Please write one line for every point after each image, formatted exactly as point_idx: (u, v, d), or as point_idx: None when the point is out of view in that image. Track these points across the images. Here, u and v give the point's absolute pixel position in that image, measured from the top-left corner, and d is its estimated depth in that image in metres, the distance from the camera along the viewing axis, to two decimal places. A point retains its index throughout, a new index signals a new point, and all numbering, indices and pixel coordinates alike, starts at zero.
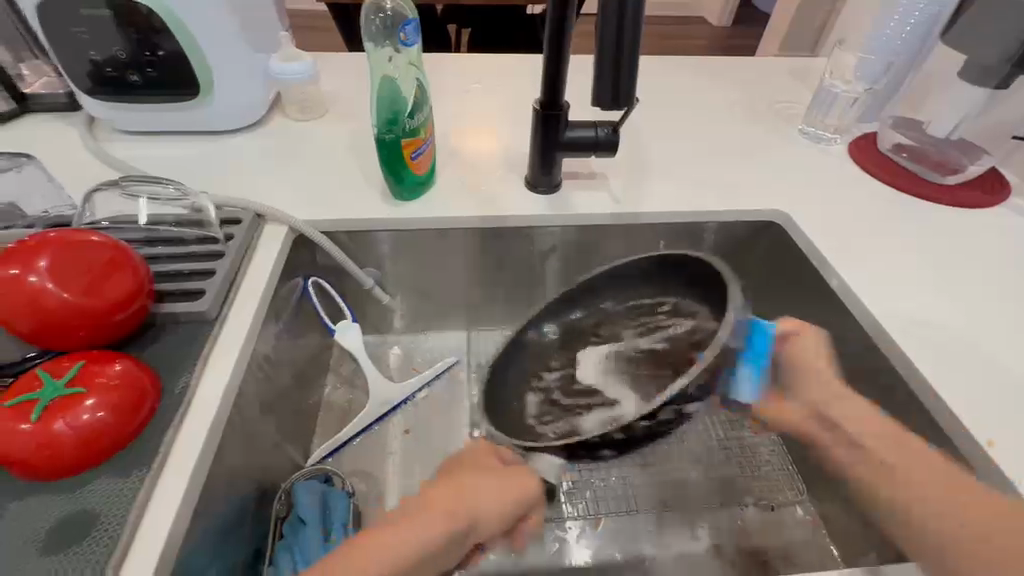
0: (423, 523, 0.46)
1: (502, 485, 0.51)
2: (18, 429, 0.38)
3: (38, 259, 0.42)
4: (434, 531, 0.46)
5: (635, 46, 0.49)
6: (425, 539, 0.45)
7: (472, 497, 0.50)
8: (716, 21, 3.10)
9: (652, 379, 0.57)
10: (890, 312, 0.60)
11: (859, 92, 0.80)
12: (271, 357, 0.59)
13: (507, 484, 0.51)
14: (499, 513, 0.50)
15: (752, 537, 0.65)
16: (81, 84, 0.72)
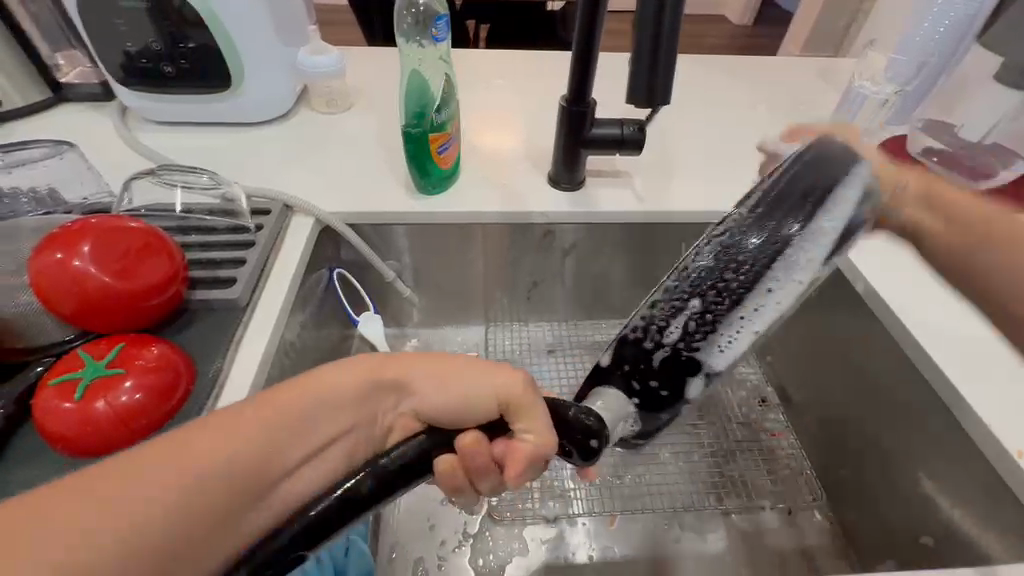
0: (347, 381, 0.38)
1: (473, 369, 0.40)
2: (62, 407, 0.39)
3: (81, 243, 0.44)
4: (344, 379, 0.37)
5: (671, 40, 0.49)
6: (330, 389, 0.37)
7: (448, 381, 0.39)
8: (738, 20, 3.06)
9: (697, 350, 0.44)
10: (912, 313, 0.59)
11: (889, 94, 0.79)
12: (296, 345, 0.60)
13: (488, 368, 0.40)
14: (457, 404, 0.39)
15: (768, 538, 0.65)
16: (117, 75, 0.73)
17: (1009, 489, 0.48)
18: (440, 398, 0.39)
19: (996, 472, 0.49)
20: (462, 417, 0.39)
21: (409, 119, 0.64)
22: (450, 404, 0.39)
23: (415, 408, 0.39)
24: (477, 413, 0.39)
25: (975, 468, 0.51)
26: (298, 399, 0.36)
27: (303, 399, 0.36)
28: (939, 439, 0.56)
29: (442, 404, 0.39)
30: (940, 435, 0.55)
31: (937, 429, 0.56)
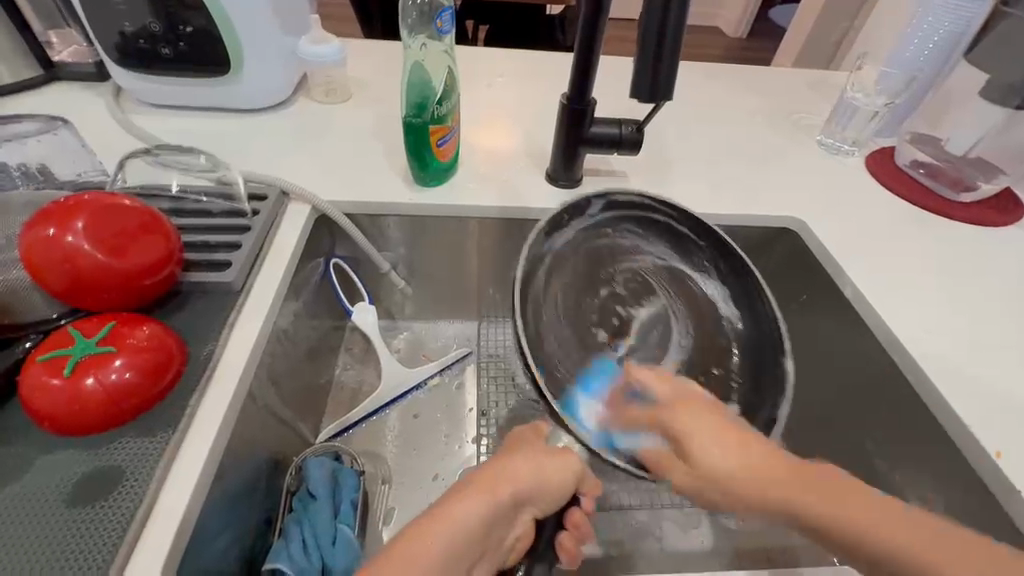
0: (461, 504, 0.39)
1: (545, 457, 0.45)
2: (49, 383, 0.39)
3: (74, 220, 0.43)
4: (472, 505, 0.39)
5: (675, 41, 0.50)
6: (467, 513, 0.38)
7: (518, 480, 0.42)
8: (732, 32, 3.12)
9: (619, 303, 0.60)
10: (897, 318, 0.61)
11: (878, 106, 0.81)
12: (289, 332, 0.60)
13: (546, 454, 0.45)
14: (548, 491, 0.44)
15: (753, 536, 0.66)
16: (112, 55, 0.72)
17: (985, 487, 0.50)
18: (537, 494, 0.43)
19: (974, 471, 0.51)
20: (554, 500, 0.45)
21: (411, 110, 0.64)
22: (532, 485, 0.43)
23: (529, 516, 0.44)
24: (557, 497, 0.45)
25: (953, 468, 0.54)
26: (437, 524, 0.37)
27: (440, 523, 0.37)
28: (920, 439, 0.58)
29: (541, 500, 0.44)
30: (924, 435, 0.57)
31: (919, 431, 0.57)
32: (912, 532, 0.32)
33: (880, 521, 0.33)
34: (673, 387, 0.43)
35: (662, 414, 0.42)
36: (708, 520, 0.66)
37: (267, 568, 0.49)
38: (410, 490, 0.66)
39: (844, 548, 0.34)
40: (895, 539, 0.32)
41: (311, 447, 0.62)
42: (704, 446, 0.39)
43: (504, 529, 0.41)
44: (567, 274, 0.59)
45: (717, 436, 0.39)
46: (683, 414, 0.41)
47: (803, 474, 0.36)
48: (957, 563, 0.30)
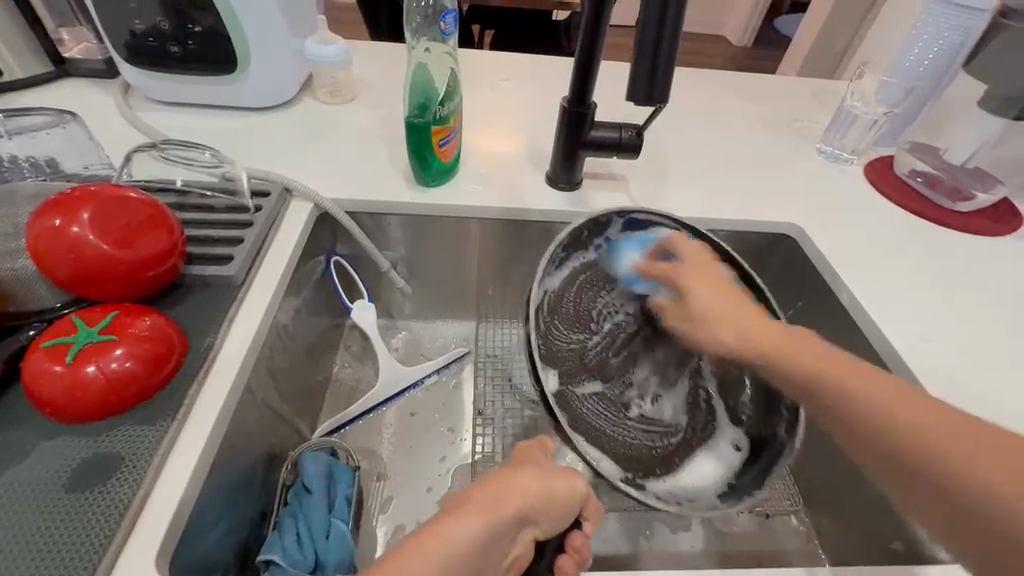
0: (462, 521, 0.39)
1: (552, 476, 0.46)
2: (51, 370, 0.39)
3: (81, 211, 0.44)
4: (471, 520, 0.39)
5: (673, 45, 0.50)
6: (463, 531, 0.38)
7: (523, 493, 0.43)
8: (737, 41, 3.13)
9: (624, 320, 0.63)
10: (891, 325, 0.61)
11: (877, 115, 0.82)
12: (289, 328, 0.61)
13: (554, 473, 0.47)
14: (553, 509, 0.45)
15: (747, 541, 0.66)
16: (122, 53, 0.74)
17: None
18: (541, 512, 0.44)
19: None
20: (556, 520, 0.45)
21: (413, 110, 0.65)
22: (536, 500, 0.44)
23: (530, 536, 0.44)
24: (559, 517, 0.45)
25: None
26: (433, 547, 0.37)
27: (437, 544, 0.37)
28: None
29: (544, 517, 0.44)
30: None
31: None
32: (898, 398, 0.41)
33: (878, 389, 0.42)
34: (693, 254, 0.56)
35: (676, 275, 0.55)
36: (701, 524, 0.66)
37: (261, 560, 0.50)
38: (406, 487, 0.66)
39: (834, 412, 0.43)
40: (897, 413, 0.40)
41: (308, 442, 0.63)
42: (706, 308, 0.51)
43: (501, 548, 0.41)
44: (574, 285, 0.62)
45: (717, 302, 0.51)
46: (693, 272, 0.54)
47: (798, 345, 0.46)
48: (955, 436, 0.38)
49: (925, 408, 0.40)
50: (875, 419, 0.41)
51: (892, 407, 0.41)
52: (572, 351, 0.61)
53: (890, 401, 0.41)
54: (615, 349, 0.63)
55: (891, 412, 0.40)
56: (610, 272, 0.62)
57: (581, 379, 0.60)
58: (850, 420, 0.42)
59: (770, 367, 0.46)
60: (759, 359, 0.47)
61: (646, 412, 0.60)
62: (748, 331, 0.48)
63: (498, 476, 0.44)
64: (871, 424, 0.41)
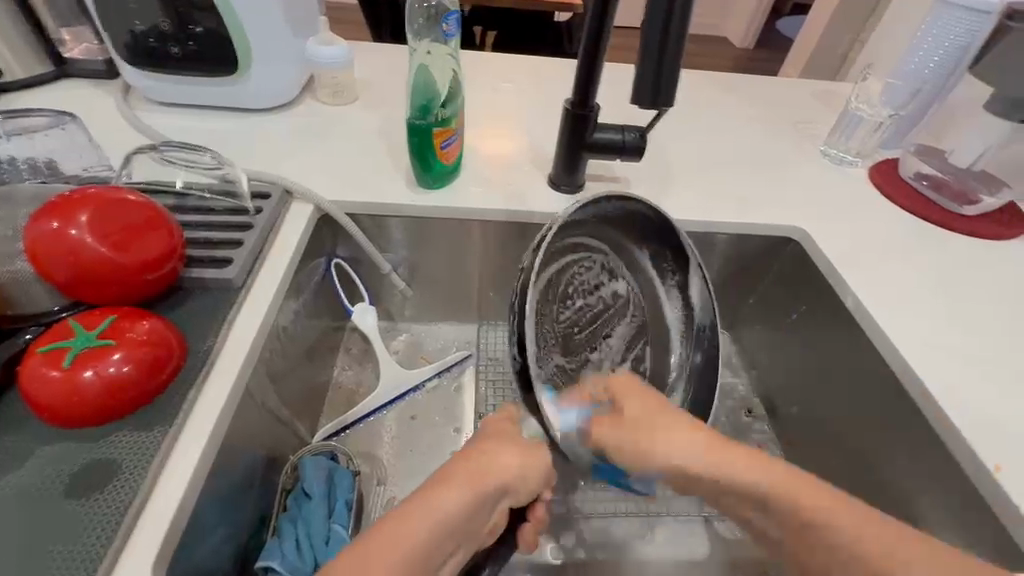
0: (444, 491, 0.39)
1: (526, 452, 0.45)
2: (48, 375, 0.39)
3: (79, 213, 0.43)
4: (458, 494, 0.39)
5: (678, 45, 0.50)
6: (449, 503, 0.38)
7: (499, 470, 0.42)
8: (738, 42, 3.13)
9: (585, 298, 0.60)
10: (895, 329, 0.61)
11: (883, 118, 0.81)
12: (290, 331, 0.60)
13: (527, 447, 0.46)
14: (527, 484, 0.45)
15: (750, 546, 0.65)
16: (123, 53, 0.73)
17: (984, 501, 0.50)
18: (515, 487, 0.44)
19: (973, 485, 0.51)
20: (528, 492, 0.45)
21: (414, 111, 0.64)
22: (512, 478, 0.43)
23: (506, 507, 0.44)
24: (531, 489, 0.45)
25: (952, 482, 0.53)
26: (422, 516, 0.37)
27: (426, 515, 0.37)
28: (919, 452, 0.57)
29: (518, 493, 0.44)
30: (922, 449, 0.56)
31: (918, 445, 0.57)
32: (780, 479, 0.38)
33: (784, 486, 0.38)
34: (643, 401, 0.46)
35: (607, 393, 0.48)
36: (704, 529, 0.66)
37: (261, 566, 0.49)
38: (406, 492, 0.66)
39: (783, 526, 0.38)
40: (834, 520, 0.36)
41: (308, 446, 0.62)
42: (631, 421, 0.45)
43: (479, 522, 0.41)
44: (551, 253, 0.54)
45: (650, 417, 0.44)
46: (627, 394, 0.47)
47: (728, 451, 0.40)
48: (819, 505, 0.37)
49: (852, 512, 0.36)
50: (810, 524, 0.37)
51: (833, 526, 0.36)
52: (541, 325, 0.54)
53: (773, 484, 0.38)
54: (579, 329, 0.59)
55: (796, 509, 0.37)
56: (587, 241, 0.58)
57: (548, 354, 0.54)
58: (784, 513, 0.38)
59: (695, 481, 0.41)
60: (692, 481, 0.41)
61: None
62: (702, 451, 0.41)
63: (473, 452, 0.43)
64: (789, 526, 0.37)
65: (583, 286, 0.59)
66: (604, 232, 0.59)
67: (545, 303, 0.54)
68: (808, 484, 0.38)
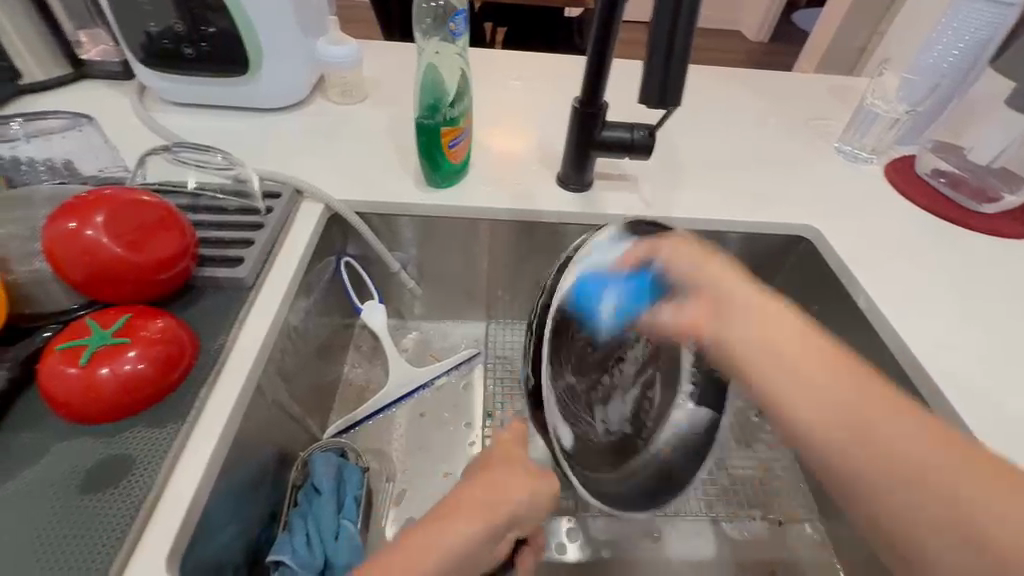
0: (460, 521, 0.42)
1: (538, 479, 0.48)
2: (66, 372, 0.40)
3: (95, 214, 0.44)
4: (465, 532, 0.41)
5: (687, 41, 0.49)
6: (463, 531, 0.41)
7: (511, 494, 0.45)
8: (753, 36, 3.08)
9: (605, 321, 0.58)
10: (910, 328, 0.60)
11: (899, 114, 0.80)
12: (300, 329, 0.61)
13: (540, 474, 0.49)
14: (535, 511, 0.47)
15: (759, 548, 0.65)
16: (137, 54, 0.74)
17: None
18: (523, 513, 0.46)
19: None
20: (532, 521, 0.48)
21: (423, 110, 0.65)
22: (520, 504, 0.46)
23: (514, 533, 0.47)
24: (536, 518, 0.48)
25: None
26: (437, 545, 0.40)
27: (441, 543, 0.40)
28: None
29: (524, 522, 0.46)
30: None
31: None
32: (918, 430, 0.38)
33: (949, 448, 0.37)
34: (744, 288, 0.46)
35: (688, 274, 0.48)
36: (712, 530, 0.65)
37: (271, 560, 0.50)
38: (414, 489, 0.66)
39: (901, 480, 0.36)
40: (921, 451, 0.37)
41: (318, 443, 0.63)
42: (741, 336, 0.44)
43: (483, 557, 0.43)
44: (574, 278, 0.52)
45: (766, 331, 0.43)
46: (724, 299, 0.46)
47: (875, 406, 0.39)
48: (934, 455, 0.37)
49: (955, 454, 0.37)
50: (904, 453, 0.37)
51: (916, 454, 0.37)
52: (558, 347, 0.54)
53: (929, 438, 0.37)
54: (592, 351, 0.58)
55: (932, 459, 0.37)
56: None
57: (560, 375, 0.54)
58: (892, 459, 0.37)
59: (819, 417, 0.39)
60: (839, 437, 0.39)
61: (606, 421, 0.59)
62: (839, 410, 0.39)
63: (487, 475, 0.46)
64: (906, 470, 0.37)
65: None
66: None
67: (562, 327, 0.54)
68: (903, 417, 0.38)
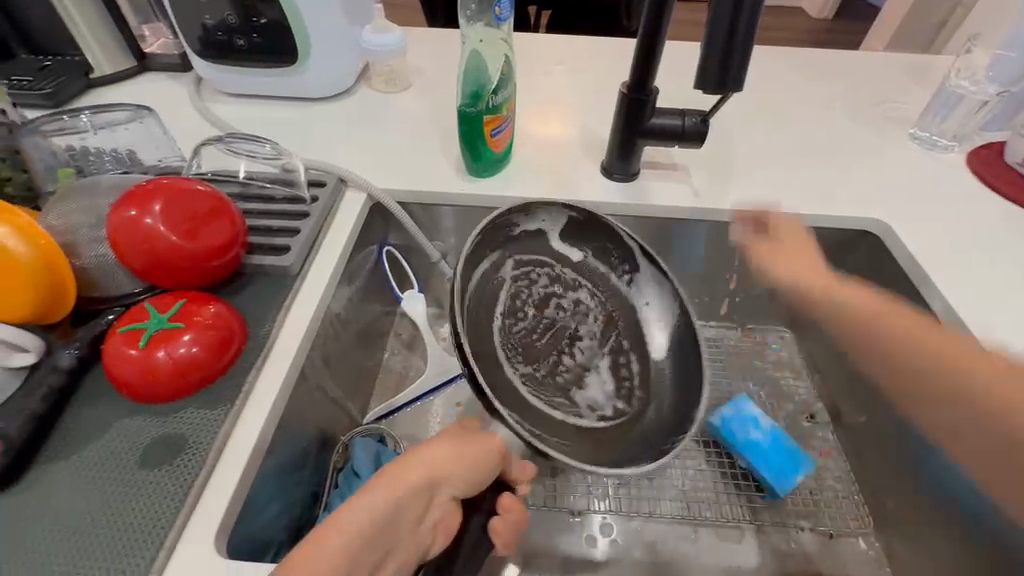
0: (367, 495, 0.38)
1: (463, 443, 0.43)
2: (127, 353, 0.42)
3: (153, 202, 0.46)
4: (378, 493, 0.38)
5: (751, 20, 0.46)
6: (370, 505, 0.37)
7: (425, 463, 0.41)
8: (817, 13, 2.87)
9: (546, 312, 0.60)
10: (995, 335, 0.54)
11: (987, 96, 0.73)
12: (342, 317, 0.62)
13: (466, 438, 0.44)
14: (467, 474, 0.43)
15: (807, 561, 0.61)
16: (194, 47, 0.77)
17: None
18: (450, 479, 0.42)
19: None
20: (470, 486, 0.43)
21: (465, 98, 0.64)
22: (443, 468, 0.41)
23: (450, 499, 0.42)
24: (476, 483, 0.43)
25: None
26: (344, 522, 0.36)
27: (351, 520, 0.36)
28: None
29: (461, 478, 0.42)
30: None
31: None
32: (996, 372, 0.49)
33: (997, 373, 0.49)
34: (792, 235, 0.63)
35: (752, 247, 0.65)
36: (755, 538, 0.62)
37: None
38: None
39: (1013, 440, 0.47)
40: (985, 378, 0.49)
41: (358, 427, 0.64)
42: (787, 265, 0.61)
43: (415, 523, 0.39)
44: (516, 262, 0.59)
45: (798, 261, 0.61)
46: (764, 252, 0.64)
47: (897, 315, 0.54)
48: (946, 346, 0.51)
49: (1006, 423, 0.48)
50: (963, 406, 0.50)
51: (902, 334, 0.53)
52: (500, 330, 0.55)
53: (907, 328, 0.53)
54: (541, 338, 0.59)
55: (996, 385, 0.48)
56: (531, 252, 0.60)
57: (510, 360, 0.54)
58: (909, 345, 0.53)
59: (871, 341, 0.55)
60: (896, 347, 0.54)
61: (591, 406, 0.55)
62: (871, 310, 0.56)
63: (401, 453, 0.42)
64: (999, 423, 0.48)
65: (537, 298, 0.60)
66: (544, 244, 0.61)
67: (503, 314, 0.57)
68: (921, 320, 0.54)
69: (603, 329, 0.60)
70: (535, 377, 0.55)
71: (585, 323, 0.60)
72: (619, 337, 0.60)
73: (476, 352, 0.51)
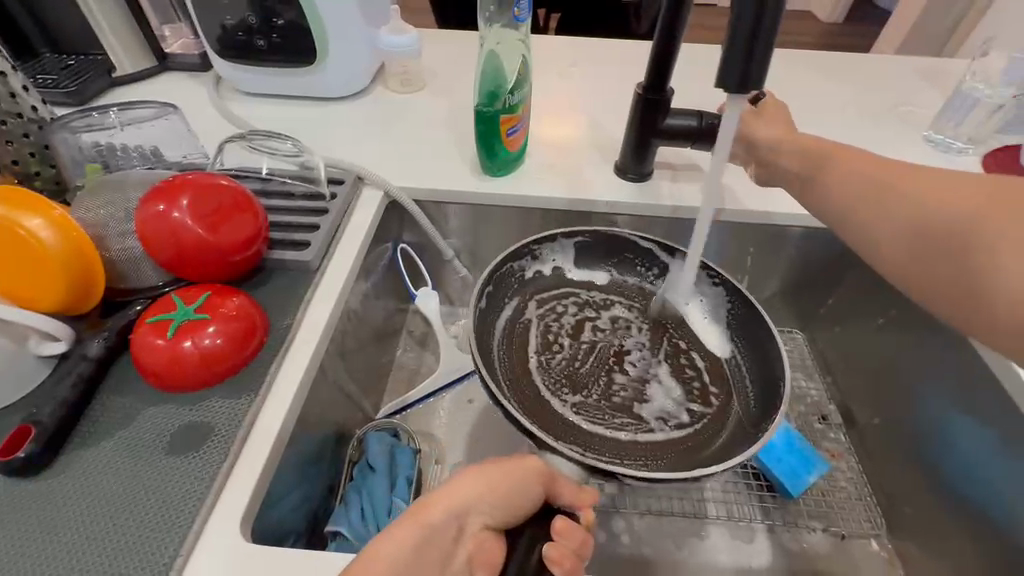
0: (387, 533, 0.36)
1: (495, 466, 0.40)
2: (155, 343, 0.43)
3: (180, 197, 0.47)
4: (399, 528, 0.36)
5: (773, 22, 0.46)
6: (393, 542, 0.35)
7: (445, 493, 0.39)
8: (826, 17, 2.86)
9: (582, 336, 0.61)
10: None
11: (1002, 100, 0.73)
12: (358, 312, 0.63)
13: (502, 463, 0.41)
14: (501, 499, 0.39)
15: (819, 562, 0.61)
16: (214, 47, 0.78)
17: None
18: (479, 506, 0.39)
19: None
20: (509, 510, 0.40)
21: (483, 98, 0.65)
22: (468, 495, 0.39)
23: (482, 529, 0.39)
24: (516, 506, 0.40)
25: None
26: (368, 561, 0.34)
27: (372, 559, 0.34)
28: None
29: (492, 509, 0.39)
30: None
31: None
32: (926, 185, 0.43)
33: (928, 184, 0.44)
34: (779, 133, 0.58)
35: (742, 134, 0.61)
36: (767, 538, 0.62)
37: (329, 530, 0.53)
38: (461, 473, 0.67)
39: (936, 240, 0.41)
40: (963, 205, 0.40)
41: (372, 422, 0.65)
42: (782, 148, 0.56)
43: (443, 559, 0.36)
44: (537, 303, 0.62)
45: (788, 138, 0.56)
46: (754, 124, 0.60)
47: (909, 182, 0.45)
48: (946, 193, 0.42)
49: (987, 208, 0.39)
50: (881, 232, 0.45)
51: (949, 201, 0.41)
52: (541, 373, 0.57)
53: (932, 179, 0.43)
54: (585, 361, 0.59)
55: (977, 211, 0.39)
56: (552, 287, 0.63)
57: (560, 396, 0.55)
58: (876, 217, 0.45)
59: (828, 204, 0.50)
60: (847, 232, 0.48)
61: (660, 418, 0.54)
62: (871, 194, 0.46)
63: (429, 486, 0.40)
64: (944, 236, 0.41)
65: (569, 326, 0.61)
66: (563, 277, 0.63)
67: (537, 354, 0.58)
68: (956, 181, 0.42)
69: (652, 337, 0.60)
70: (591, 405, 0.55)
71: (629, 336, 0.61)
72: (670, 339, 0.60)
73: (524, 404, 0.53)
